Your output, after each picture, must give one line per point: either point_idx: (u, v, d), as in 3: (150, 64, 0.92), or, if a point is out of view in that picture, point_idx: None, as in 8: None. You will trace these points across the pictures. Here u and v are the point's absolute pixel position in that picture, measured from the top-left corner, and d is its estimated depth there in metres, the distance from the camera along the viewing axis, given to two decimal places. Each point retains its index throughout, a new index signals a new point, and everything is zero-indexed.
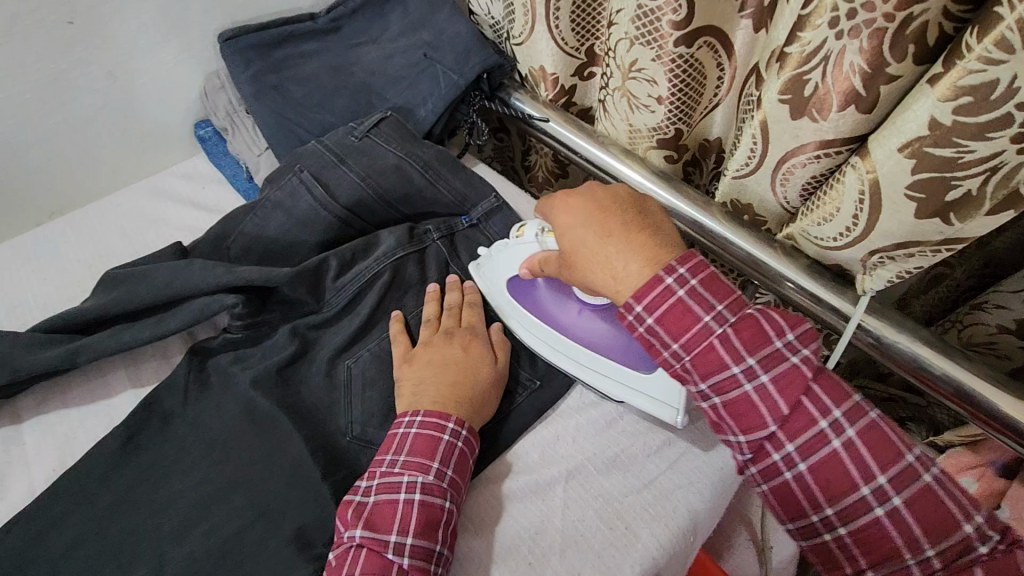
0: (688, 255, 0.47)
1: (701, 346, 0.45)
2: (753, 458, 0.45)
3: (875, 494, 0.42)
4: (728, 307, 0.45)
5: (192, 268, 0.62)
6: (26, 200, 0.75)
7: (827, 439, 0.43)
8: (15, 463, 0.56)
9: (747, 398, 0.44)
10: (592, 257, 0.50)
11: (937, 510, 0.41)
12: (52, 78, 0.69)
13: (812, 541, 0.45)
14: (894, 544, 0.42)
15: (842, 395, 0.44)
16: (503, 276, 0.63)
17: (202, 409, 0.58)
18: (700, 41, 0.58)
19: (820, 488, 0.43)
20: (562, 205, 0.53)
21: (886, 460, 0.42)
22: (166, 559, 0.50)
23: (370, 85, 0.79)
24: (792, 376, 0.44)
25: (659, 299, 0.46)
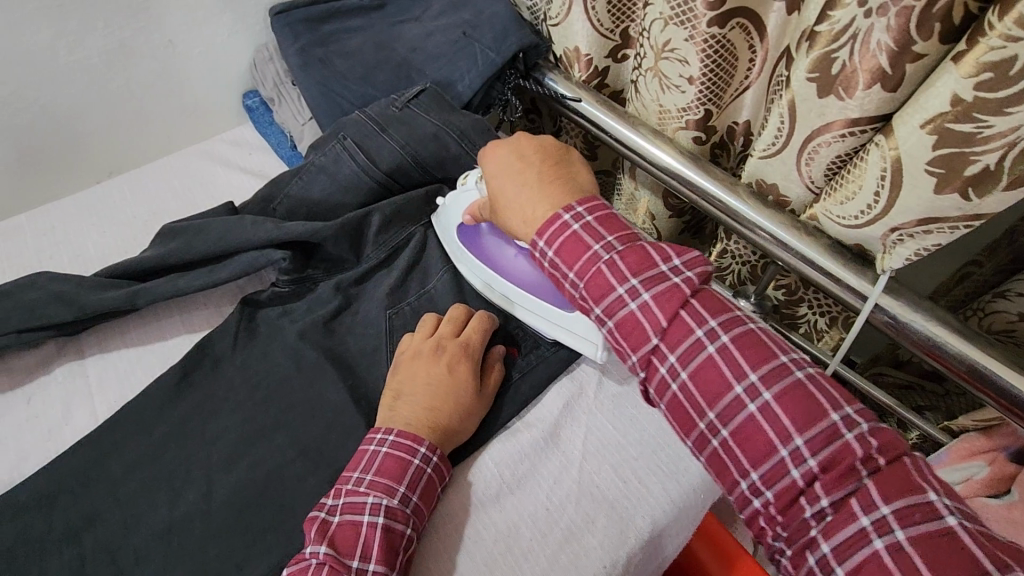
0: (588, 198, 0.55)
1: (591, 271, 0.52)
2: (646, 375, 0.51)
3: (750, 392, 0.46)
4: (617, 239, 0.53)
5: (245, 224, 0.66)
6: (87, 158, 0.80)
7: (703, 346, 0.48)
8: (80, 393, 0.61)
9: (633, 315, 0.50)
10: (510, 202, 0.57)
11: (806, 404, 0.45)
12: (118, 43, 0.74)
13: (707, 454, 0.48)
14: (768, 439, 0.45)
15: (720, 308, 0.49)
16: (453, 226, 0.67)
17: (250, 353, 0.63)
18: (733, 22, 0.60)
19: (702, 395, 0.48)
20: (489, 150, 0.60)
21: (759, 361, 0.47)
22: (214, 485, 0.54)
23: (411, 61, 0.82)
24: (671, 292, 0.50)
25: (556, 233, 0.53)
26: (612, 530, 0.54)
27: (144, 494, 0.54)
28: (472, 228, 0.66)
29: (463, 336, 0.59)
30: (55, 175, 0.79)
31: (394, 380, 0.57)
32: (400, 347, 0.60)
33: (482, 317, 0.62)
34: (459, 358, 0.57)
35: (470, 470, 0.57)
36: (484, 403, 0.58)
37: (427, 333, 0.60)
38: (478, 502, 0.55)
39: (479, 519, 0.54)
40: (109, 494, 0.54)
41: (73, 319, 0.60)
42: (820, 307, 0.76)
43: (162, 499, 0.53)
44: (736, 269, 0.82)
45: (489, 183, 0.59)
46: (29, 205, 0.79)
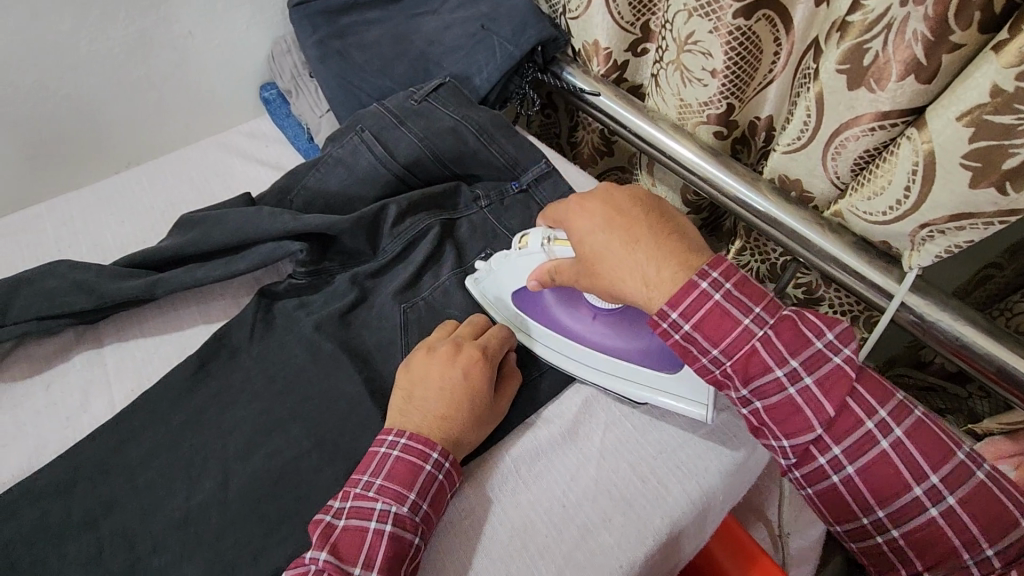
0: (718, 259, 0.49)
1: (744, 349, 0.47)
2: (799, 461, 0.48)
3: (929, 493, 0.44)
4: (767, 311, 0.48)
5: (263, 215, 0.66)
6: (106, 149, 0.80)
7: (875, 440, 0.45)
8: (98, 382, 0.61)
9: (792, 401, 0.47)
10: (623, 265, 0.51)
11: (989, 504, 0.44)
12: (139, 34, 0.74)
13: (865, 540, 0.47)
14: (950, 543, 0.44)
15: (886, 395, 0.46)
16: (510, 290, 0.63)
17: (266, 345, 0.62)
18: (759, 14, 0.59)
19: (873, 491, 0.46)
20: (578, 209, 0.54)
21: (937, 459, 0.45)
22: (231, 476, 0.54)
23: (429, 54, 0.81)
24: (836, 379, 0.46)
25: (695, 305, 0.48)
26: (630, 529, 0.53)
27: (161, 483, 0.54)
28: (536, 296, 0.63)
29: (482, 340, 0.58)
30: (74, 166, 0.79)
31: (406, 379, 0.55)
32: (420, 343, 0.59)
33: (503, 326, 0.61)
34: (475, 362, 0.55)
35: (487, 465, 0.57)
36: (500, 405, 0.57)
37: (447, 334, 0.59)
38: (492, 497, 0.55)
39: (494, 512, 0.54)
40: (126, 482, 0.54)
41: (93, 307, 0.60)
42: (841, 306, 0.75)
43: (178, 488, 0.53)
44: (755, 266, 0.81)
45: (585, 244, 0.53)
46: (49, 195, 0.80)
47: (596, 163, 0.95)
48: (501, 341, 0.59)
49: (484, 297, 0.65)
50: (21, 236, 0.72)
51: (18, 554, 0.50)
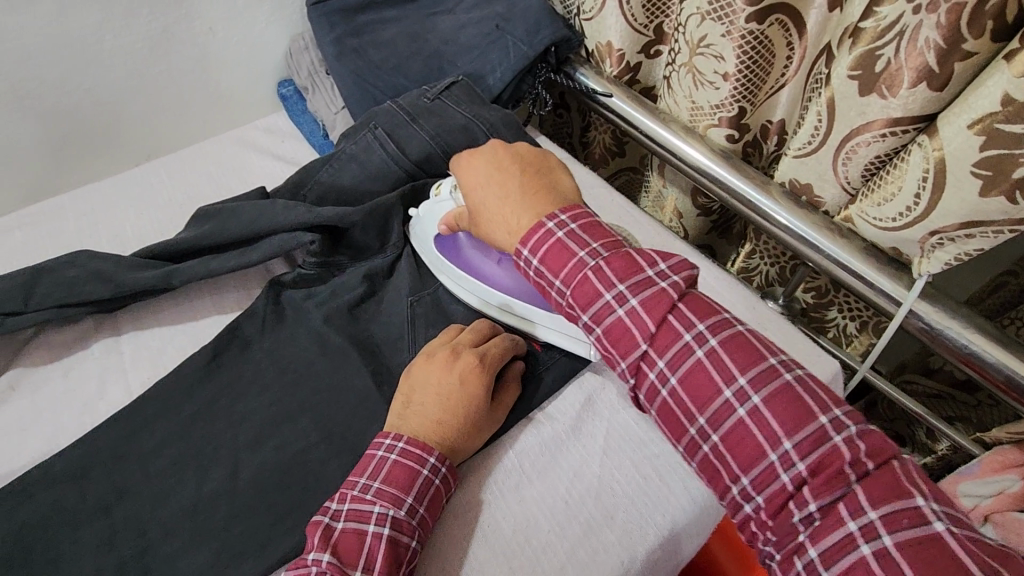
0: (572, 206, 0.53)
1: (577, 277, 0.50)
2: (635, 381, 0.49)
3: (738, 396, 0.45)
4: (602, 245, 0.51)
5: (276, 209, 0.67)
6: (127, 141, 0.82)
7: (691, 351, 0.46)
8: (113, 371, 0.62)
9: (620, 321, 0.48)
10: (495, 217, 0.55)
11: (797, 408, 0.43)
12: (159, 30, 0.75)
13: (698, 459, 0.47)
14: (756, 442, 0.43)
15: (706, 311, 0.48)
16: (432, 236, 0.66)
17: (278, 338, 0.64)
18: (772, 18, 0.59)
19: (692, 401, 0.46)
20: (464, 165, 0.57)
21: (747, 364, 0.45)
22: (240, 466, 0.55)
23: (443, 53, 0.82)
24: (657, 297, 0.48)
25: (540, 240, 0.52)
26: (631, 527, 0.53)
27: (173, 471, 0.55)
28: (450, 239, 0.65)
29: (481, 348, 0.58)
30: (95, 159, 0.81)
31: (406, 383, 0.56)
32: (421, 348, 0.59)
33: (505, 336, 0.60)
34: (474, 369, 0.55)
35: (492, 460, 0.57)
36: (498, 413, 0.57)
37: (447, 339, 0.59)
38: (498, 494, 0.55)
39: (498, 507, 0.55)
40: (139, 470, 0.55)
41: (110, 297, 0.62)
42: (850, 310, 0.75)
43: (189, 476, 0.55)
44: (765, 269, 0.81)
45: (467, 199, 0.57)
46: (70, 185, 0.82)
47: (607, 163, 0.95)
48: (501, 350, 0.58)
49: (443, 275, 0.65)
50: (41, 227, 0.74)
51: (32, 539, 0.51)
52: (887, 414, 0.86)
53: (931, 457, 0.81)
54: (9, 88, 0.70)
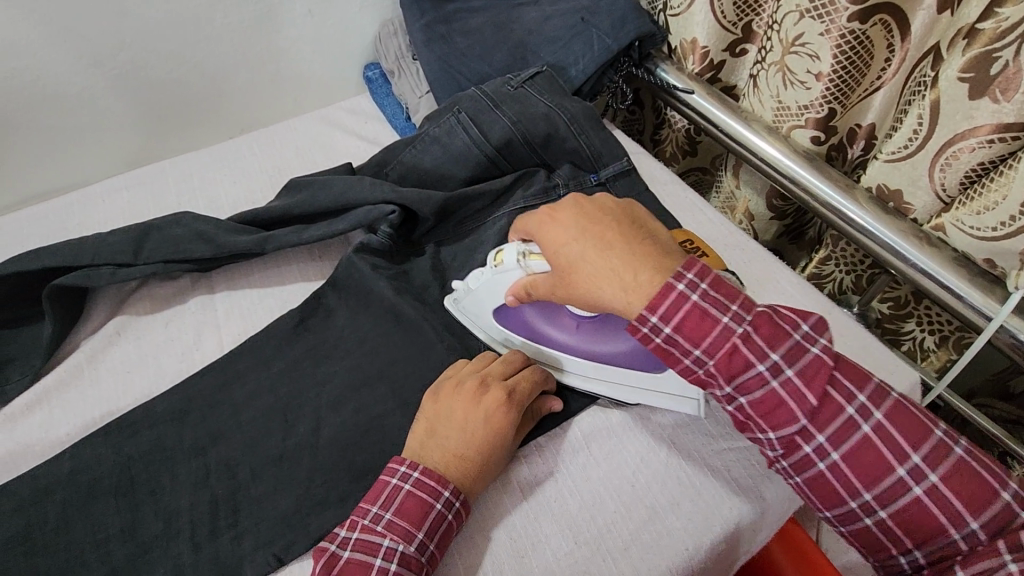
0: (692, 260, 0.47)
1: (723, 347, 0.45)
2: (784, 453, 0.45)
3: (913, 474, 0.42)
4: (742, 307, 0.46)
5: (363, 184, 0.70)
6: (225, 115, 0.87)
7: (857, 425, 0.43)
8: (209, 325, 0.66)
9: (774, 394, 0.44)
10: (600, 274, 0.48)
11: (980, 484, 0.41)
12: (265, 11, 0.80)
13: (854, 528, 0.45)
14: (936, 521, 0.42)
15: (862, 379, 0.45)
16: (489, 310, 0.62)
17: (356, 307, 0.67)
18: (876, 18, 0.59)
19: (860, 477, 0.43)
20: (549, 220, 0.51)
21: (917, 438, 0.43)
22: (323, 423, 0.58)
23: (527, 44, 0.84)
24: (816, 367, 0.44)
25: (673, 306, 0.45)
26: (696, 515, 0.54)
27: (260, 421, 0.59)
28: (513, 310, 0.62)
29: (510, 381, 0.56)
30: (195, 129, 0.87)
31: (428, 409, 0.54)
32: (443, 375, 0.58)
33: (535, 369, 0.58)
34: (499, 404, 0.53)
35: (553, 441, 0.58)
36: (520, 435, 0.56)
37: (479, 366, 0.57)
38: (560, 472, 0.57)
39: (562, 482, 0.56)
40: (231, 416, 0.59)
41: (211, 257, 0.66)
42: (931, 325, 0.73)
43: (276, 427, 0.58)
44: (839, 277, 0.80)
45: (555, 259, 0.50)
46: (169, 153, 0.87)
47: (677, 162, 0.95)
48: (531, 385, 0.56)
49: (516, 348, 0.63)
50: (145, 189, 0.79)
51: (137, 470, 0.56)
52: None
53: None
54: (130, 58, 0.75)
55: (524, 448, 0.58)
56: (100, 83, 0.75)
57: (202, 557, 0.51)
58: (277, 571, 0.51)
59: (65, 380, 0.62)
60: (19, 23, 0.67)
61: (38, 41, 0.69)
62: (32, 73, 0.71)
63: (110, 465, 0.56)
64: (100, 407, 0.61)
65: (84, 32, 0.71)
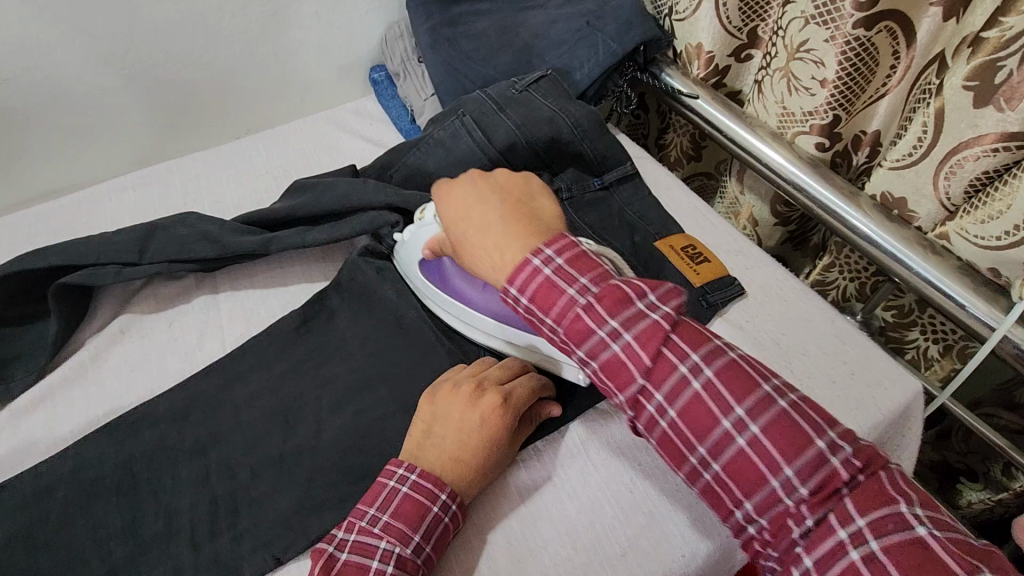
0: (557, 238, 0.49)
1: (568, 316, 0.46)
2: (634, 414, 0.46)
3: (737, 426, 0.42)
4: (590, 279, 0.47)
5: (367, 186, 0.71)
6: (231, 115, 0.88)
7: (688, 383, 0.43)
8: (212, 325, 0.67)
9: (616, 357, 0.45)
10: (478, 250, 0.51)
11: (794, 435, 0.41)
12: (272, 13, 0.80)
13: (699, 487, 0.44)
14: (757, 473, 0.41)
15: (701, 340, 0.44)
16: (415, 260, 0.65)
17: (359, 309, 0.67)
18: (881, 25, 0.58)
19: (692, 433, 0.43)
20: (444, 197, 0.55)
21: (745, 394, 0.42)
22: (323, 425, 0.59)
23: (532, 47, 0.84)
24: (652, 331, 0.44)
25: (526, 280, 0.48)
26: (694, 521, 0.53)
27: (262, 421, 0.59)
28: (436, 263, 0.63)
29: (508, 385, 0.55)
30: (202, 129, 0.87)
31: (427, 411, 0.55)
32: (443, 378, 0.58)
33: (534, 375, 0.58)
34: (496, 408, 0.53)
35: (554, 444, 0.59)
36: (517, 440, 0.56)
37: (478, 371, 0.57)
38: (559, 474, 0.57)
39: (562, 485, 0.56)
40: (232, 417, 0.59)
41: (216, 258, 0.67)
42: (934, 333, 0.72)
43: (276, 428, 0.58)
44: (843, 284, 0.79)
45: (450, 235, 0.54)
46: (176, 153, 0.88)
47: (682, 166, 0.95)
48: (529, 391, 0.56)
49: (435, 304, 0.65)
50: (151, 188, 0.80)
51: (139, 468, 0.56)
52: (959, 446, 0.83)
53: (1006, 494, 0.78)
54: (138, 58, 0.76)
55: (523, 452, 0.58)
56: (108, 83, 0.76)
57: (201, 556, 0.52)
58: (276, 572, 0.51)
59: (69, 379, 0.63)
60: (29, 23, 0.68)
61: (48, 41, 0.70)
62: (42, 73, 0.72)
63: (113, 463, 0.56)
64: (103, 405, 0.61)
65: (94, 32, 0.72)
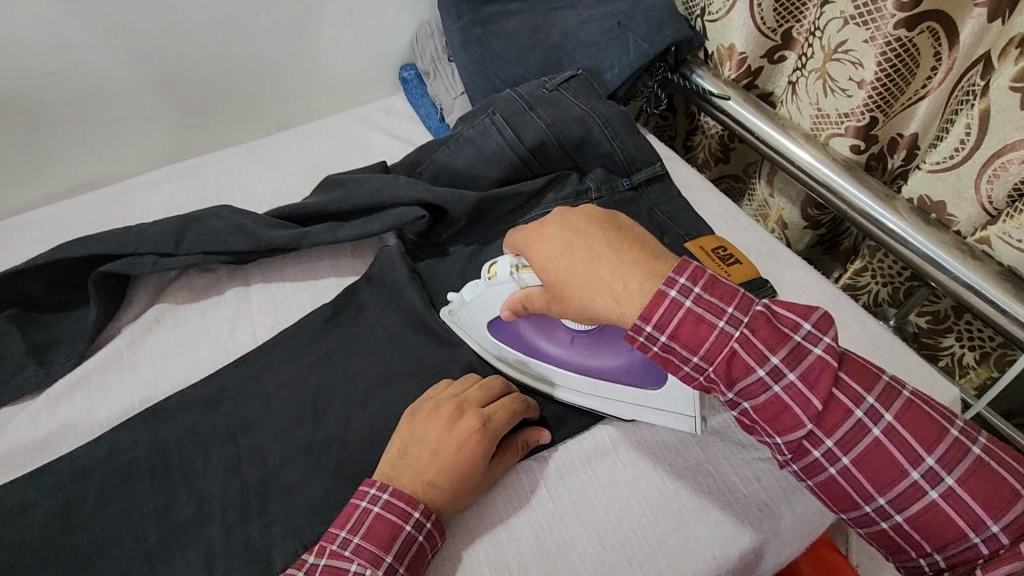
0: (684, 262, 0.45)
1: (722, 352, 0.44)
2: (793, 457, 0.45)
3: (927, 476, 0.41)
4: (741, 311, 0.44)
5: (399, 183, 0.71)
6: (263, 112, 0.89)
7: (867, 429, 0.42)
8: (243, 316, 0.68)
9: (780, 400, 0.44)
10: (590, 284, 0.47)
11: (991, 483, 0.40)
12: (307, 12, 0.82)
13: (872, 532, 0.44)
14: (950, 523, 0.41)
15: (871, 378, 0.43)
16: (483, 322, 0.61)
17: (388, 304, 0.67)
18: (923, 26, 0.57)
19: (871, 479, 0.42)
20: (534, 237, 0.50)
21: (931, 439, 0.42)
22: (352, 417, 0.59)
23: (563, 47, 0.84)
24: (820, 369, 0.43)
25: (668, 314, 0.44)
26: (723, 524, 0.53)
27: (292, 412, 0.59)
28: (508, 324, 0.61)
29: (488, 409, 0.54)
30: (234, 124, 0.89)
31: (403, 429, 0.53)
32: (422, 398, 0.56)
33: (516, 398, 0.56)
34: (473, 433, 0.52)
35: (579, 444, 0.58)
36: (497, 468, 0.54)
37: (457, 391, 0.56)
38: (585, 472, 0.56)
39: (588, 483, 0.56)
40: (263, 407, 0.60)
41: (248, 250, 0.68)
42: (971, 340, 0.71)
43: (306, 419, 0.59)
44: (875, 289, 0.78)
45: (545, 273, 0.50)
46: (208, 147, 0.89)
47: (710, 168, 0.94)
48: (509, 417, 0.54)
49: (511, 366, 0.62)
50: (185, 182, 0.81)
51: (171, 454, 0.57)
52: None
53: None
54: (176, 55, 0.78)
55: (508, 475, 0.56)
56: (146, 77, 0.78)
57: (233, 542, 0.52)
58: None
59: (105, 365, 0.64)
60: (74, 20, 0.70)
61: (91, 37, 0.72)
62: (84, 68, 0.73)
63: (147, 448, 0.57)
64: (137, 392, 0.62)
65: (135, 29, 0.73)
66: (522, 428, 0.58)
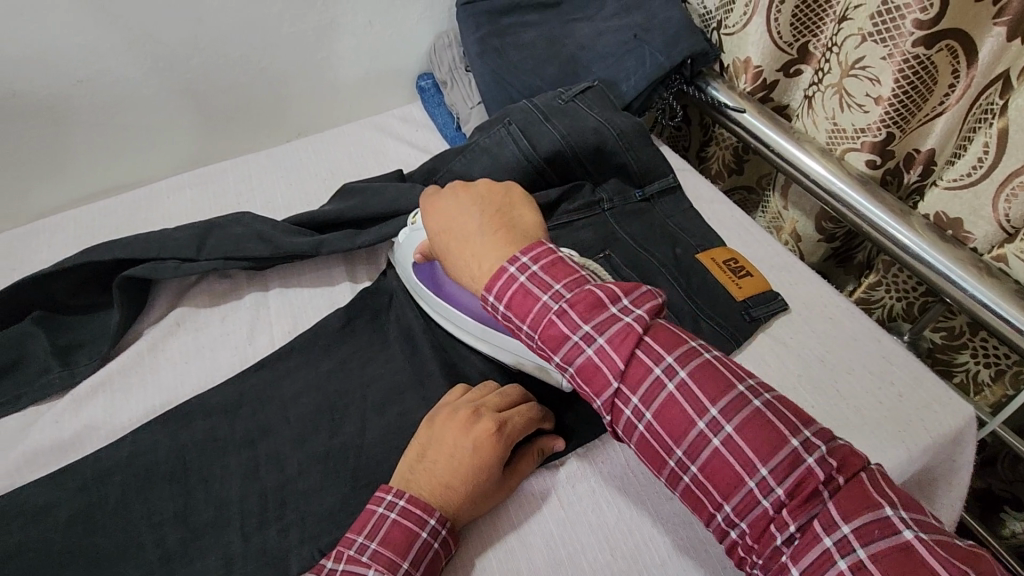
0: (534, 245, 0.49)
1: (543, 321, 0.47)
2: (611, 419, 0.46)
3: (711, 426, 0.42)
4: (565, 285, 0.47)
5: (416, 192, 0.72)
6: (283, 119, 0.91)
7: (662, 385, 0.44)
8: (262, 322, 0.69)
9: (591, 361, 0.45)
10: (459, 261, 0.52)
11: (767, 432, 0.41)
12: (327, 23, 0.83)
13: (680, 491, 0.44)
14: (733, 472, 0.41)
15: (673, 342, 0.45)
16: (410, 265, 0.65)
17: (404, 312, 0.68)
18: (941, 44, 0.58)
19: (668, 435, 0.43)
20: (429, 210, 0.56)
21: (716, 393, 0.43)
22: (368, 425, 0.59)
23: (580, 59, 0.85)
24: (625, 333, 0.45)
25: (504, 286, 0.48)
26: None
27: (309, 418, 0.60)
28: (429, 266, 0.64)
29: (505, 413, 0.54)
30: (254, 131, 0.90)
31: (424, 433, 0.54)
32: (440, 402, 0.57)
33: (533, 405, 0.57)
34: (490, 435, 0.52)
35: (593, 452, 0.59)
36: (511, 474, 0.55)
37: (476, 396, 0.56)
38: (599, 480, 0.57)
39: (601, 491, 0.56)
40: (280, 412, 0.61)
41: (268, 257, 0.69)
42: (986, 357, 0.71)
43: (323, 426, 0.59)
44: (889, 303, 0.78)
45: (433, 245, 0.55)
46: (228, 153, 0.91)
47: (723, 180, 0.95)
48: (525, 422, 0.55)
49: (430, 308, 0.65)
50: (206, 188, 0.82)
51: (191, 458, 0.58)
52: (1007, 475, 0.80)
53: None
54: (201, 63, 0.79)
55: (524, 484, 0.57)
56: (170, 85, 0.79)
57: (250, 547, 0.53)
58: None
59: (127, 368, 0.65)
60: (104, 29, 0.71)
61: (120, 46, 0.73)
62: (112, 76, 0.75)
63: (167, 452, 0.58)
64: (158, 395, 0.63)
65: (161, 38, 0.75)
66: (536, 437, 0.58)
